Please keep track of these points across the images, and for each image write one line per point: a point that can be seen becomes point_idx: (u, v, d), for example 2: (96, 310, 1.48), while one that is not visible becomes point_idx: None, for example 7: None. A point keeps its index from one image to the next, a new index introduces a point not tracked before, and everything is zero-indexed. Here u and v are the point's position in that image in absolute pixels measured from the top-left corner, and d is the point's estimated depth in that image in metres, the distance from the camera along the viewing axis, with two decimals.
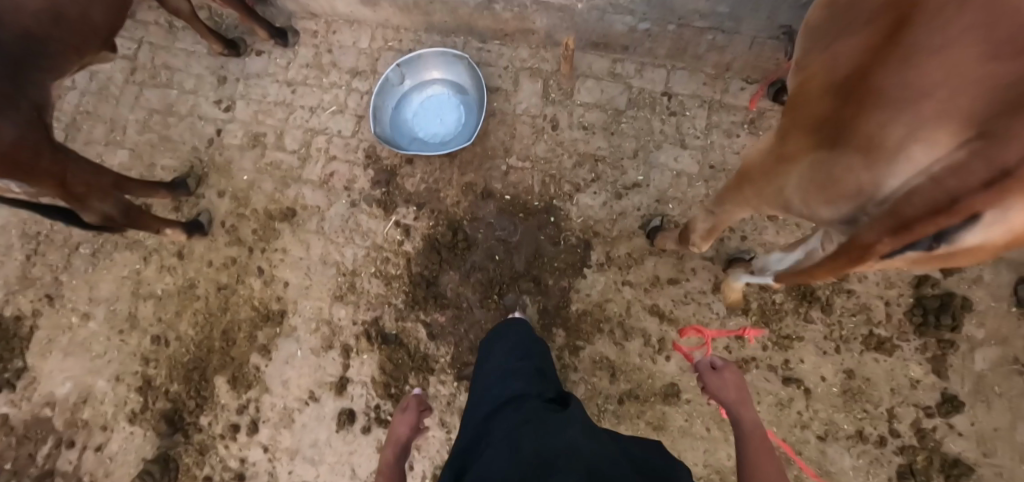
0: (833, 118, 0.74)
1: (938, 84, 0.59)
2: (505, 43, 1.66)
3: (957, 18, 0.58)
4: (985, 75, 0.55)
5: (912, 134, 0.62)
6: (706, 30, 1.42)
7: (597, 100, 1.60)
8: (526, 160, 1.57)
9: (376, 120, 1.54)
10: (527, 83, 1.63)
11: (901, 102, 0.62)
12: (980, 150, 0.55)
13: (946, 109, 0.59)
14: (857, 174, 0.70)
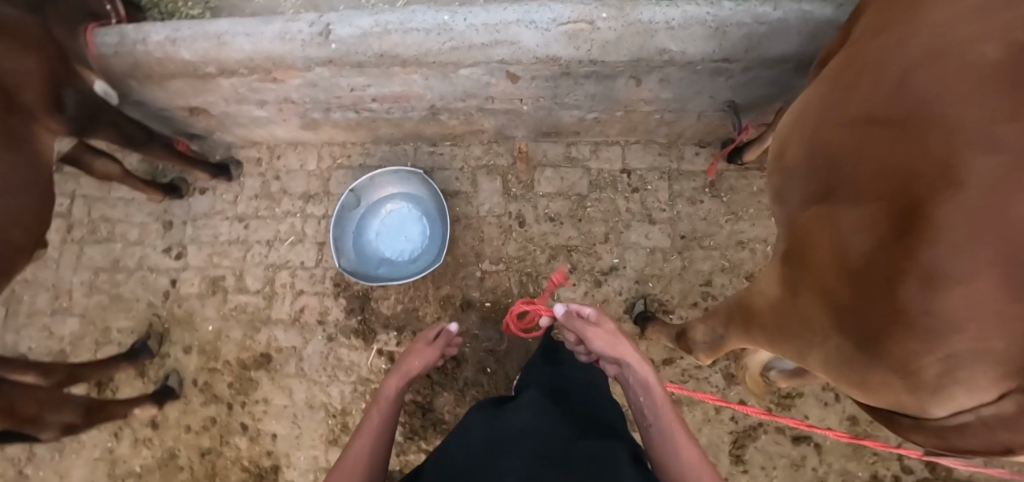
0: (858, 316, 0.69)
1: (973, 336, 0.56)
2: (457, 143, 1.64)
3: (980, 266, 0.53)
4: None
5: (952, 375, 0.60)
6: (653, 112, 1.43)
7: (559, 188, 1.58)
8: (499, 262, 1.55)
9: (339, 252, 1.50)
10: (485, 182, 1.61)
11: (940, 344, 0.58)
12: None
13: (986, 362, 0.56)
14: (896, 389, 0.69)
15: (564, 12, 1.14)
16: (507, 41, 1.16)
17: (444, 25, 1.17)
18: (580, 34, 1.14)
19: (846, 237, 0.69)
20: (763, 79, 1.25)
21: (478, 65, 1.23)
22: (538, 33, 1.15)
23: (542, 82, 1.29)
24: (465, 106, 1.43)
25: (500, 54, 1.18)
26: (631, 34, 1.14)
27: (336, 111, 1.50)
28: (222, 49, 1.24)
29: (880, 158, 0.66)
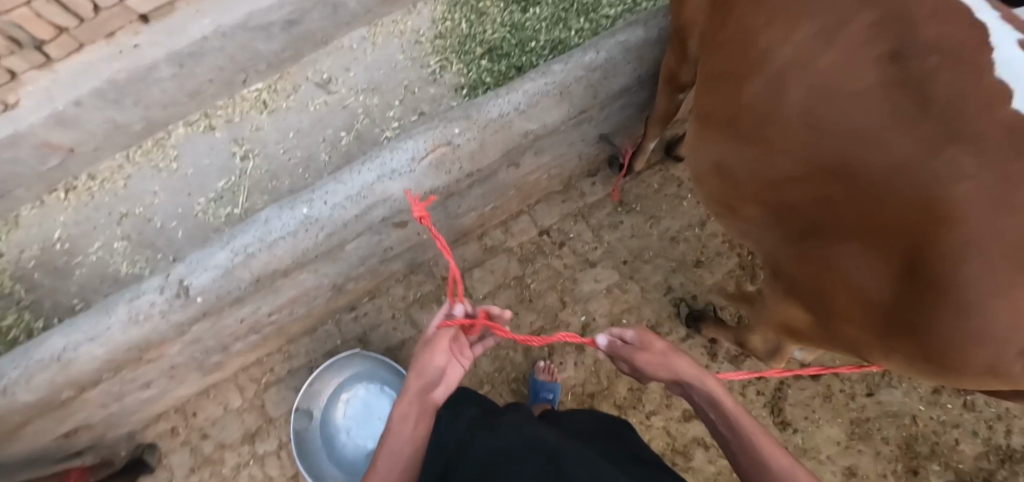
0: (909, 336, 0.80)
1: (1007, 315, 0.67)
2: (375, 294, 1.52)
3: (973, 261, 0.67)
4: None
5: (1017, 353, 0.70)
6: (539, 175, 1.44)
7: (495, 281, 1.51)
8: (481, 386, 1.44)
9: (321, 477, 1.34)
10: (424, 316, 1.51)
11: (1000, 333, 0.69)
12: None
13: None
14: (979, 380, 0.78)
15: (420, 146, 1.11)
16: (379, 200, 1.13)
17: (309, 218, 1.10)
18: (444, 158, 1.14)
19: (856, 273, 0.84)
20: (615, 107, 1.34)
21: (363, 235, 1.22)
22: (404, 180, 1.13)
23: (429, 213, 1.29)
24: (365, 267, 1.36)
25: (378, 213, 1.16)
26: (491, 134, 1.17)
27: (238, 340, 1.34)
28: (71, 367, 1.02)
29: (850, 206, 0.81)
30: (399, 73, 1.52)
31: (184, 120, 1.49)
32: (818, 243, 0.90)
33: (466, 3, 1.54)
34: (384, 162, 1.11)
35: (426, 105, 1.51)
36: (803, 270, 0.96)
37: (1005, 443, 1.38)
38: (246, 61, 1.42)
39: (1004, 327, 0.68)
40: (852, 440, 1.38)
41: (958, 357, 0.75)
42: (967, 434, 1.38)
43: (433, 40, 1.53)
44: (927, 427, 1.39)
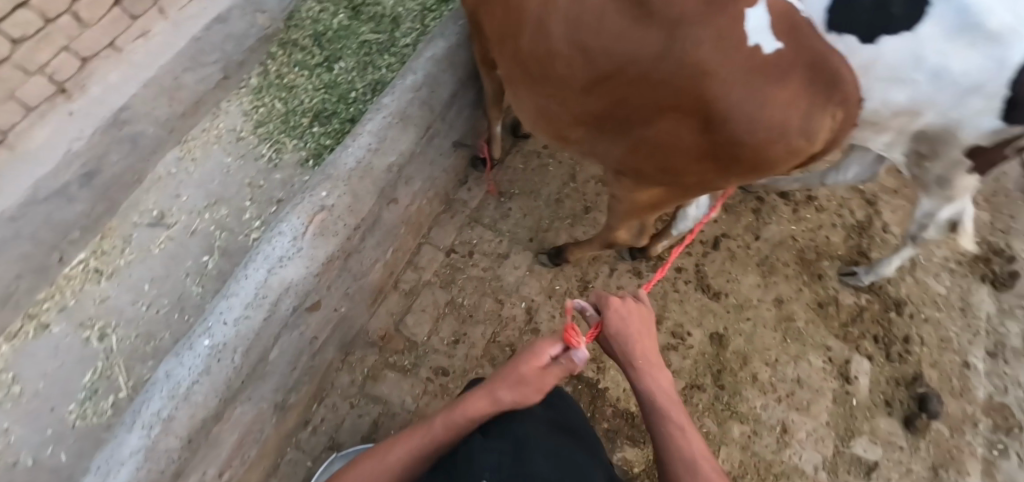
0: (729, 161, 0.96)
1: (777, 113, 0.84)
2: (322, 395, 1.40)
3: (733, 85, 0.82)
4: (786, 89, 0.82)
5: (799, 137, 0.87)
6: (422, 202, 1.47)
7: (432, 316, 1.50)
8: None
9: None
10: (382, 386, 1.42)
11: (780, 130, 0.86)
12: (823, 108, 0.86)
13: (795, 116, 0.84)
14: (787, 166, 0.97)
15: (296, 223, 1.10)
16: (281, 291, 1.07)
17: (215, 346, 1.02)
18: (326, 223, 1.12)
19: (672, 139, 0.98)
20: (453, 110, 1.41)
21: (281, 335, 1.12)
22: (297, 261, 1.09)
23: (336, 284, 1.21)
24: (297, 372, 1.24)
25: (288, 304, 1.09)
26: (359, 183, 1.17)
27: None
28: None
29: (640, 95, 0.93)
30: (236, 176, 1.45)
31: (2, 336, 1.24)
32: (635, 132, 1.03)
33: (272, 86, 1.53)
34: (267, 255, 1.07)
35: (280, 191, 1.46)
36: (636, 157, 1.09)
37: (854, 220, 1.75)
38: (55, 237, 1.25)
39: (779, 125, 0.85)
40: (767, 277, 1.63)
41: (764, 159, 0.92)
42: (829, 228, 1.73)
43: (255, 131, 1.50)
44: (804, 239, 1.70)
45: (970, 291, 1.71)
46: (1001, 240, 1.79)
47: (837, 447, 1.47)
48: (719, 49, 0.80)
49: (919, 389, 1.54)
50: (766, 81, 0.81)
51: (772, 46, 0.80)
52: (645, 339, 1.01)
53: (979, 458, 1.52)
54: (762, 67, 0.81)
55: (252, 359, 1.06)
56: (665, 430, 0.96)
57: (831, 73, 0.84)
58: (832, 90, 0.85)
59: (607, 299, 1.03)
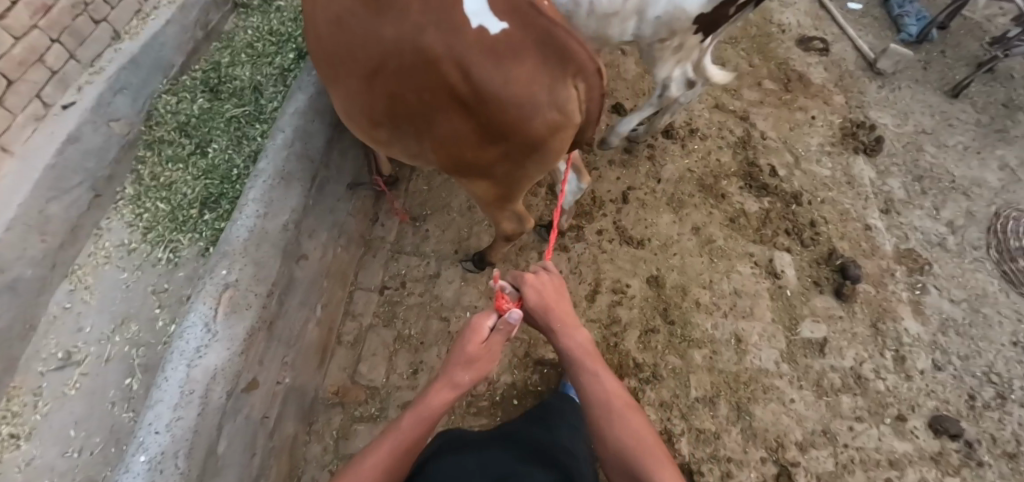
0: (505, 143, 0.98)
1: (515, 85, 0.88)
2: (298, 473, 1.33)
3: (466, 63, 0.87)
4: (517, 64, 0.87)
5: (549, 107, 0.91)
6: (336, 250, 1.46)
7: (384, 356, 1.48)
8: None
9: None
10: (356, 440, 1.38)
11: (527, 102, 0.90)
12: (563, 79, 0.89)
13: (534, 87, 0.89)
14: (562, 141, 0.99)
15: (205, 309, 1.07)
16: (209, 379, 1.03)
17: (154, 458, 0.95)
18: (235, 299, 1.10)
19: (446, 129, 0.99)
20: (336, 154, 1.42)
21: (224, 424, 1.08)
22: (216, 346, 1.06)
23: (268, 356, 1.19)
24: (258, 457, 1.20)
25: (219, 392, 1.05)
26: (257, 250, 1.16)
27: None
28: None
29: (402, 90, 0.95)
30: (138, 286, 1.39)
31: None
32: (419, 131, 1.04)
33: (149, 189, 1.49)
34: (183, 350, 1.04)
35: (189, 288, 1.41)
36: (440, 159, 1.09)
37: (736, 137, 1.90)
38: None
39: (523, 99, 0.89)
40: (679, 212, 1.73)
41: (530, 135, 0.94)
42: (718, 151, 1.86)
43: (145, 238, 1.44)
44: (700, 168, 1.82)
45: (849, 166, 1.90)
46: (860, 114, 1.99)
47: (788, 338, 1.59)
48: (443, 36, 0.87)
49: (837, 261, 1.71)
50: (494, 60, 0.87)
51: (492, 27, 0.86)
52: (561, 307, 1.07)
53: (906, 302, 1.69)
54: (487, 46, 0.86)
55: (200, 458, 1.00)
56: (587, 375, 1.01)
57: (561, 47, 0.87)
58: (569, 62, 0.88)
59: (524, 277, 1.09)
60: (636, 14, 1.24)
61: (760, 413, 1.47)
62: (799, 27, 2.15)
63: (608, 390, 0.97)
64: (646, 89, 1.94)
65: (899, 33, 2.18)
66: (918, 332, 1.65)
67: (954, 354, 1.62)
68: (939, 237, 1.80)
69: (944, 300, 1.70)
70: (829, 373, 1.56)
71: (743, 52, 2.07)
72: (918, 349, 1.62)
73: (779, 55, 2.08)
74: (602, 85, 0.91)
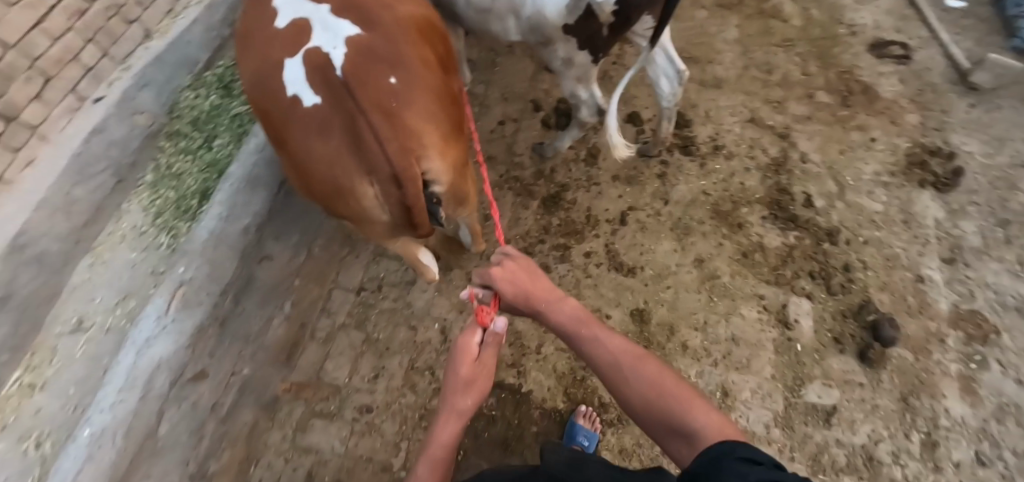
0: (333, 204, 1.07)
1: (318, 161, 0.96)
2: (255, 456, 1.38)
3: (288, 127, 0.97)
4: (322, 145, 0.94)
5: (349, 190, 0.97)
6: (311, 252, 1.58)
7: (352, 356, 1.49)
8: (400, 447, 1.38)
9: None
10: (314, 431, 1.41)
11: (327, 178, 0.98)
12: (361, 173, 0.94)
13: (334, 171, 0.95)
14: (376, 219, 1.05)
15: (159, 302, 1.18)
16: (152, 370, 1.15)
17: (96, 434, 1.05)
18: (186, 297, 1.23)
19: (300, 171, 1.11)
20: None
21: (165, 409, 1.18)
22: (164, 338, 1.18)
23: (219, 350, 1.29)
24: (207, 440, 1.27)
25: (162, 379, 1.17)
26: (214, 252, 1.31)
27: None
28: None
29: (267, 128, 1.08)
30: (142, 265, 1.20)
31: None
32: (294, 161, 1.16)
33: None
34: (136, 340, 1.14)
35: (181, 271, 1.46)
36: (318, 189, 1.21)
37: (769, 159, 1.67)
38: None
39: (323, 173, 0.97)
40: (683, 240, 1.56)
41: (342, 205, 1.03)
42: (743, 174, 1.65)
43: None
44: (717, 192, 1.63)
45: (910, 202, 1.61)
46: (938, 138, 1.68)
47: (787, 400, 1.38)
48: (275, 98, 0.97)
49: (869, 317, 1.44)
50: (304, 129, 0.95)
51: (307, 101, 0.94)
52: (537, 284, 0.86)
53: (953, 377, 1.40)
54: (299, 117, 0.95)
55: (137, 438, 1.12)
56: (584, 344, 0.77)
57: (360, 140, 0.90)
58: (363, 156, 0.92)
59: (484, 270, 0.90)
60: (511, 14, 1.23)
61: None
62: (876, 29, 1.87)
63: (609, 348, 0.75)
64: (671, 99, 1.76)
65: (1012, 38, 1.79)
66: (962, 415, 1.37)
67: (1008, 449, 1.33)
68: (1019, 300, 1.48)
69: (1007, 379, 1.40)
70: (833, 448, 1.33)
71: (798, 56, 1.83)
72: (957, 436, 1.35)
73: (844, 62, 1.81)
74: (397, 190, 0.94)
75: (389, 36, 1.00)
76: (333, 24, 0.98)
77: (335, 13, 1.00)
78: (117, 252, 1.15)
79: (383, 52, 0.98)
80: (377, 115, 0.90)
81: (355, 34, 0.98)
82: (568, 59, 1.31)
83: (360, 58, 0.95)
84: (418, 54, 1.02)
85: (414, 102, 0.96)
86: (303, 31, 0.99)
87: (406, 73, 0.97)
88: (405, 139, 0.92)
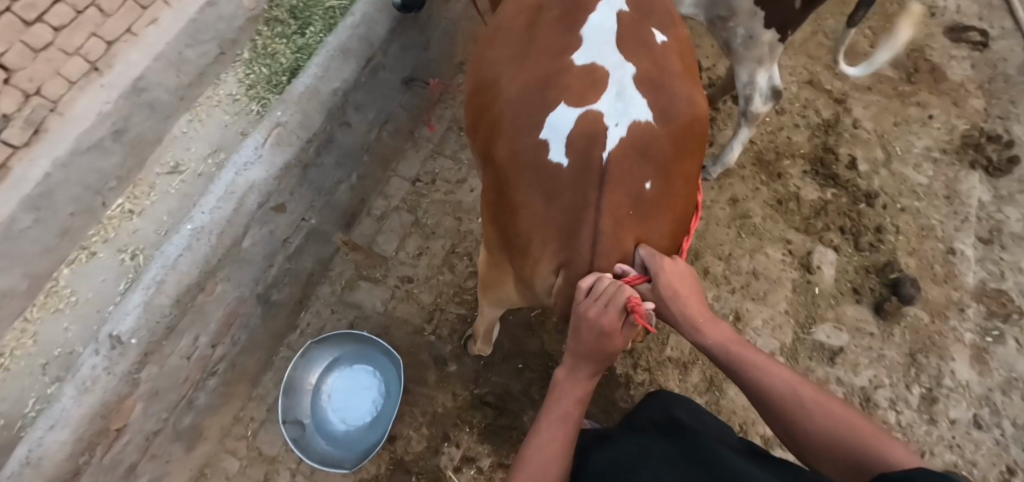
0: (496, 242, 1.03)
1: (522, 211, 0.91)
2: (306, 303, 1.54)
3: (522, 165, 0.92)
4: (538, 206, 0.89)
5: (526, 255, 0.93)
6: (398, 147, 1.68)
7: (400, 235, 1.61)
8: (434, 314, 1.51)
9: (342, 458, 1.32)
10: (358, 290, 1.55)
11: (520, 232, 0.92)
12: (555, 256, 0.88)
13: (526, 230, 0.91)
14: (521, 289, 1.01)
15: (258, 137, 1.24)
16: (247, 190, 1.22)
17: (197, 229, 1.18)
18: (283, 136, 1.27)
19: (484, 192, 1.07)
20: (396, 46, 1.48)
21: (251, 227, 1.25)
22: (260, 165, 1.23)
23: (299, 191, 1.34)
24: (274, 271, 1.37)
25: (253, 200, 1.23)
26: (309, 103, 1.30)
27: (196, 390, 1.30)
28: (42, 467, 1.04)
29: (484, 143, 1.04)
30: (233, 129, 1.47)
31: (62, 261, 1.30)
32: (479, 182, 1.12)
33: (257, 57, 1.54)
34: (235, 162, 1.22)
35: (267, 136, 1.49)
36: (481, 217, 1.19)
37: (821, 120, 1.73)
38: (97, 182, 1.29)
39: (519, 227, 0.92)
40: (721, 180, 1.63)
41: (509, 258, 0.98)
42: (792, 129, 1.71)
43: (247, 93, 1.51)
44: (763, 141, 1.69)
45: (956, 180, 1.65)
46: (997, 127, 1.73)
47: (796, 334, 1.44)
48: (528, 137, 0.92)
49: (891, 275, 1.49)
50: (531, 179, 0.90)
51: (555, 156, 0.89)
52: (689, 294, 0.83)
53: (966, 345, 1.44)
54: (537, 164, 0.90)
55: (225, 243, 1.20)
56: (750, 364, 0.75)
57: (578, 228, 0.84)
58: (568, 244, 0.86)
59: (659, 261, 0.83)
60: None
61: (732, 394, 1.37)
62: (956, 14, 1.91)
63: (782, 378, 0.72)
64: None
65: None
66: (967, 379, 1.41)
67: (1007, 418, 1.38)
68: None
69: (1020, 358, 1.44)
70: (833, 384, 1.39)
71: (868, 30, 1.90)
72: (959, 397, 1.39)
73: (916, 41, 1.87)
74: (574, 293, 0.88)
75: (670, 139, 0.92)
76: (629, 97, 0.91)
77: (639, 87, 0.93)
78: (212, 115, 1.47)
79: (653, 155, 0.90)
80: (609, 219, 0.84)
81: (645, 122, 0.89)
82: (749, 37, 1.28)
83: (632, 151, 0.88)
84: (684, 170, 0.94)
85: (647, 220, 0.89)
86: (594, 88, 0.93)
87: (663, 185, 0.90)
88: (618, 255, 0.85)
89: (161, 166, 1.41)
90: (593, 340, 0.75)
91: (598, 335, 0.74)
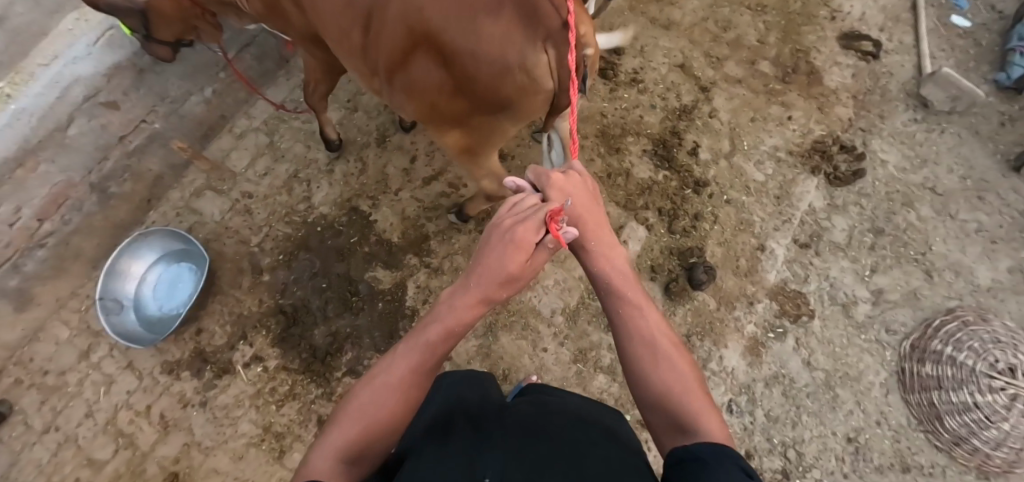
0: (475, 97, 0.95)
1: (484, 43, 0.83)
2: (154, 203, 1.65)
3: (446, 11, 0.82)
4: (492, 26, 0.81)
5: (522, 69, 0.85)
6: (266, 74, 1.76)
7: (252, 153, 1.71)
8: (262, 230, 1.62)
9: (145, 337, 1.48)
10: (203, 197, 1.67)
11: (497, 60, 0.84)
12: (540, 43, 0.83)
13: (504, 51, 0.83)
14: (532, 105, 0.94)
15: (89, 34, 1.34)
16: (73, 81, 1.33)
17: (20, 110, 1.28)
18: (114, 38, 1.38)
19: (424, 79, 0.95)
20: None
21: (77, 117, 1.38)
22: (88, 61, 1.34)
23: (134, 93, 1.46)
24: (111, 162, 1.51)
25: (78, 92, 1.35)
26: None
27: (23, 257, 1.44)
28: None
29: (387, 35, 0.91)
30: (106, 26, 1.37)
31: None
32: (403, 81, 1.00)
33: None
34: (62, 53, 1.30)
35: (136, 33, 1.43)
36: (418, 110, 1.08)
37: (678, 104, 1.73)
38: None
39: (491, 56, 0.84)
40: None
41: (501, 93, 0.91)
42: (646, 109, 1.71)
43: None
44: (613, 116, 1.70)
45: (793, 182, 1.65)
46: (857, 138, 1.70)
47: (583, 298, 1.52)
48: None
49: (689, 259, 1.55)
50: (465, 12, 0.81)
51: None
52: (592, 217, 0.78)
53: (744, 336, 1.50)
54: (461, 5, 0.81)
55: (47, 127, 1.33)
56: (623, 306, 0.75)
57: (533, 7, 0.79)
58: (536, 25, 0.81)
59: (549, 175, 0.77)
60: None
61: (505, 342, 1.48)
62: (857, 20, 1.84)
63: (652, 327, 0.74)
64: (613, 25, 1.80)
65: (999, 72, 1.74)
66: (733, 367, 1.48)
67: (760, 407, 1.46)
68: (849, 299, 1.55)
69: (795, 356, 1.50)
70: (603, 349, 1.48)
71: (761, 24, 1.83)
72: (718, 381, 1.47)
73: (805, 41, 1.81)
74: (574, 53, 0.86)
75: None
76: None
77: None
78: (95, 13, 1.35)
79: None
80: None
81: None
82: None
83: None
84: None
85: None
86: None
87: None
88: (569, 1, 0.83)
89: (42, 57, 1.30)
90: (498, 254, 0.66)
91: (506, 247, 0.66)
